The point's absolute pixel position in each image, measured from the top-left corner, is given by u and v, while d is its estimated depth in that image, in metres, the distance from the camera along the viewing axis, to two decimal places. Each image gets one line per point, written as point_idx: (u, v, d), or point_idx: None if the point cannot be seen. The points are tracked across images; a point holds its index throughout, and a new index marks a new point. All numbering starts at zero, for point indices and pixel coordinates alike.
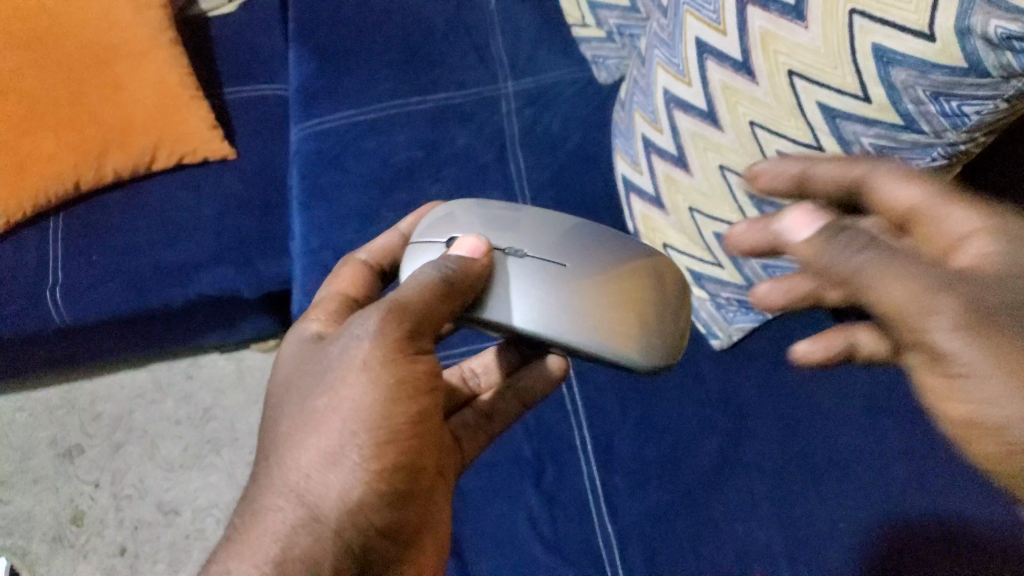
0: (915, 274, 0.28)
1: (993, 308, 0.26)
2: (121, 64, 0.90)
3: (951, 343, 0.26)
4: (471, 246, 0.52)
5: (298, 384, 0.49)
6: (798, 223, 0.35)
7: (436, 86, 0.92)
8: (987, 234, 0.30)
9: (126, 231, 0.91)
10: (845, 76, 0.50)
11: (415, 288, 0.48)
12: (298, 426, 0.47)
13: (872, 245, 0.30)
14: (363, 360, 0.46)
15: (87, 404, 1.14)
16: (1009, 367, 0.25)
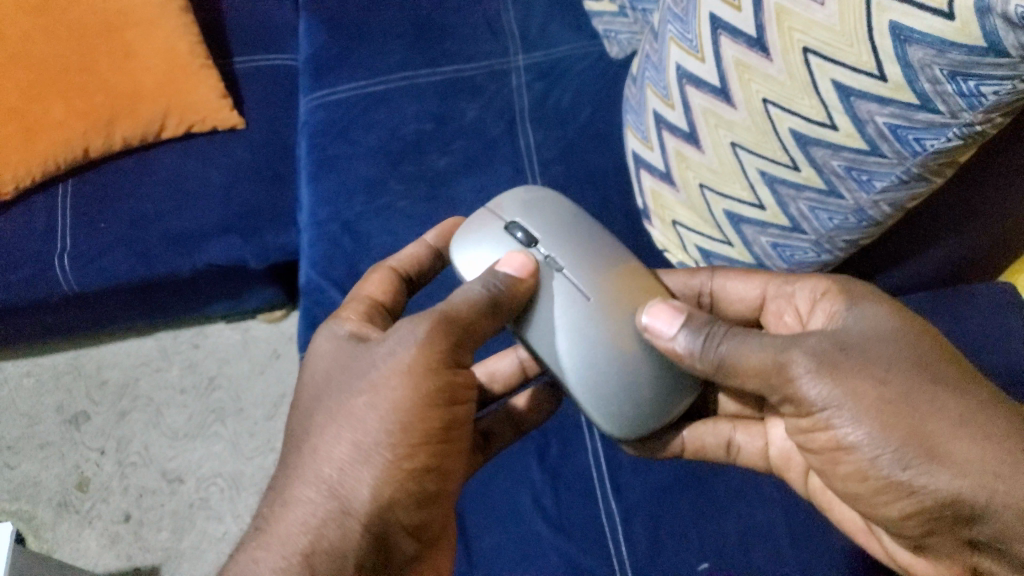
0: (769, 349, 0.47)
1: (834, 353, 0.46)
2: (131, 31, 0.89)
3: (811, 385, 0.45)
4: (517, 263, 0.53)
5: (337, 379, 0.51)
6: (667, 321, 0.52)
7: (446, 58, 0.91)
8: (827, 296, 0.52)
9: (134, 198, 0.90)
10: (860, 54, 0.49)
11: (465, 305, 0.50)
12: (333, 420, 0.49)
13: (726, 337, 0.49)
14: (407, 364, 0.48)
15: (94, 371, 1.16)
16: (844, 389, 0.45)
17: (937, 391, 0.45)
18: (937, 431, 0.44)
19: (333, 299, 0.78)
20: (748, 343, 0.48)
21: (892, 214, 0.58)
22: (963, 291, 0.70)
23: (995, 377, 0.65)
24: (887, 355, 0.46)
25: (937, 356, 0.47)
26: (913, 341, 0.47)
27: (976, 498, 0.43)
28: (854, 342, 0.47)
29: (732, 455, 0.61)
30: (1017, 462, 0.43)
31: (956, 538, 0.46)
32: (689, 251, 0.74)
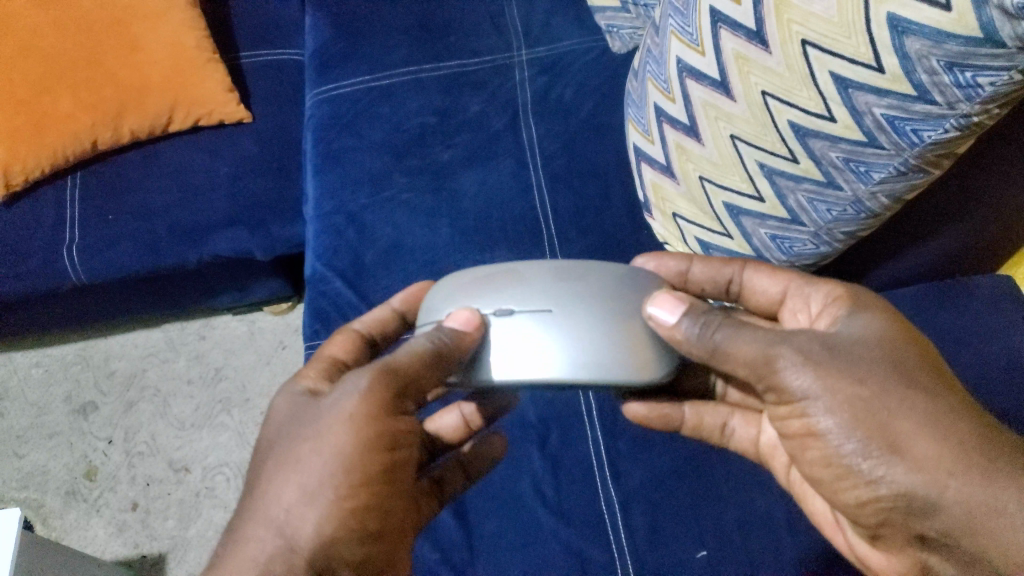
0: (760, 338, 0.46)
1: (825, 347, 0.45)
2: (139, 24, 0.90)
3: (796, 376, 0.44)
4: (463, 318, 0.51)
5: (287, 430, 0.49)
6: (667, 307, 0.50)
7: (450, 53, 0.92)
8: (837, 304, 0.50)
9: (143, 190, 0.92)
10: (858, 46, 0.50)
11: (407, 354, 0.48)
12: (280, 466, 0.47)
13: (722, 326, 0.47)
14: (349, 413, 0.46)
15: (102, 362, 1.17)
16: (827, 383, 0.44)
17: (907, 391, 0.43)
18: (903, 428, 0.43)
19: (336, 289, 0.79)
20: (741, 330, 0.46)
21: (891, 205, 0.58)
22: (961, 283, 0.70)
23: (993, 368, 0.65)
24: (868, 355, 0.45)
25: (918, 358, 0.45)
26: (898, 346, 0.46)
27: (928, 493, 0.42)
28: (842, 342, 0.46)
29: (726, 439, 0.61)
30: (972, 464, 0.42)
31: (907, 532, 0.45)
32: (689, 243, 0.74)
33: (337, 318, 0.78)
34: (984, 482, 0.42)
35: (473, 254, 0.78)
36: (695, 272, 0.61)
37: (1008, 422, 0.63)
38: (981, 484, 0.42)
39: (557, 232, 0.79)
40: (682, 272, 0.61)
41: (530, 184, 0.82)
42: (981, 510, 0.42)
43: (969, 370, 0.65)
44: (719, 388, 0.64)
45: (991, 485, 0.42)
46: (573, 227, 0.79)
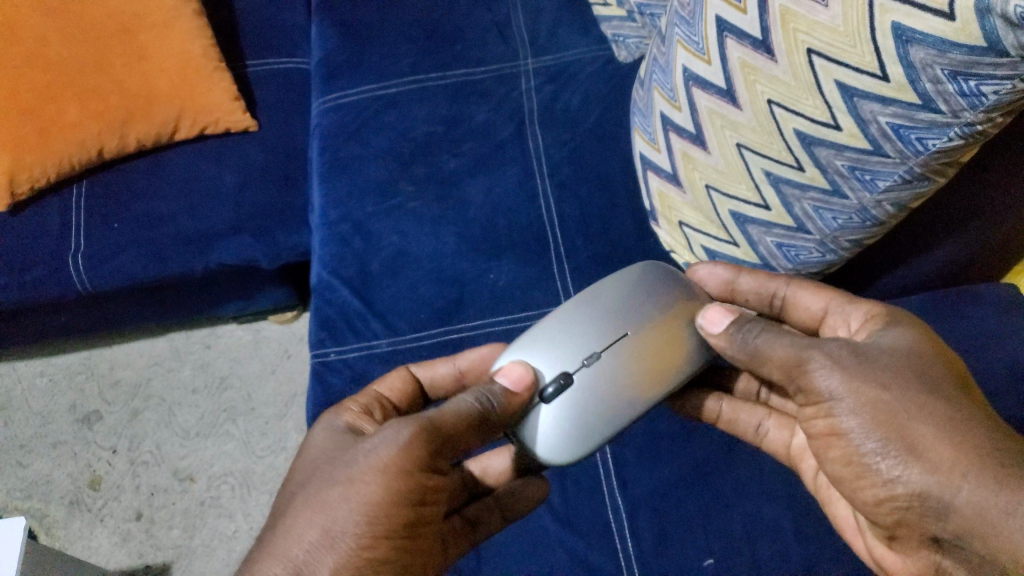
0: (796, 340, 0.49)
1: (857, 353, 0.48)
2: (146, 33, 0.91)
3: (824, 376, 0.47)
4: (516, 375, 0.55)
5: (324, 469, 0.50)
6: (715, 319, 0.56)
7: (456, 62, 0.93)
8: (876, 322, 0.52)
9: (149, 199, 0.92)
10: (863, 55, 0.50)
11: (451, 414, 0.51)
12: (309, 503, 0.48)
13: (765, 331, 0.51)
14: (386, 462, 0.47)
15: (106, 371, 1.17)
16: (851, 384, 0.46)
17: (927, 397, 0.45)
18: (920, 431, 0.44)
19: (343, 298, 0.79)
20: (779, 335, 0.50)
21: (896, 214, 0.59)
22: (966, 290, 0.71)
23: (1000, 375, 0.65)
24: (893, 364, 0.47)
25: (943, 370, 0.47)
26: (927, 359, 0.47)
27: (941, 493, 0.43)
28: (871, 350, 0.48)
29: (760, 438, 0.63)
30: (987, 467, 0.42)
31: (922, 534, 0.45)
32: (695, 251, 0.75)
33: (342, 326, 0.78)
34: (999, 486, 0.42)
35: (480, 262, 0.78)
36: (741, 285, 0.62)
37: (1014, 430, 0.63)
38: (995, 488, 0.42)
39: (563, 240, 0.79)
40: (729, 281, 0.63)
41: (537, 193, 0.82)
42: (995, 512, 0.42)
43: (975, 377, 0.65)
44: (762, 394, 0.67)
45: (1005, 491, 0.42)
46: (580, 235, 0.79)
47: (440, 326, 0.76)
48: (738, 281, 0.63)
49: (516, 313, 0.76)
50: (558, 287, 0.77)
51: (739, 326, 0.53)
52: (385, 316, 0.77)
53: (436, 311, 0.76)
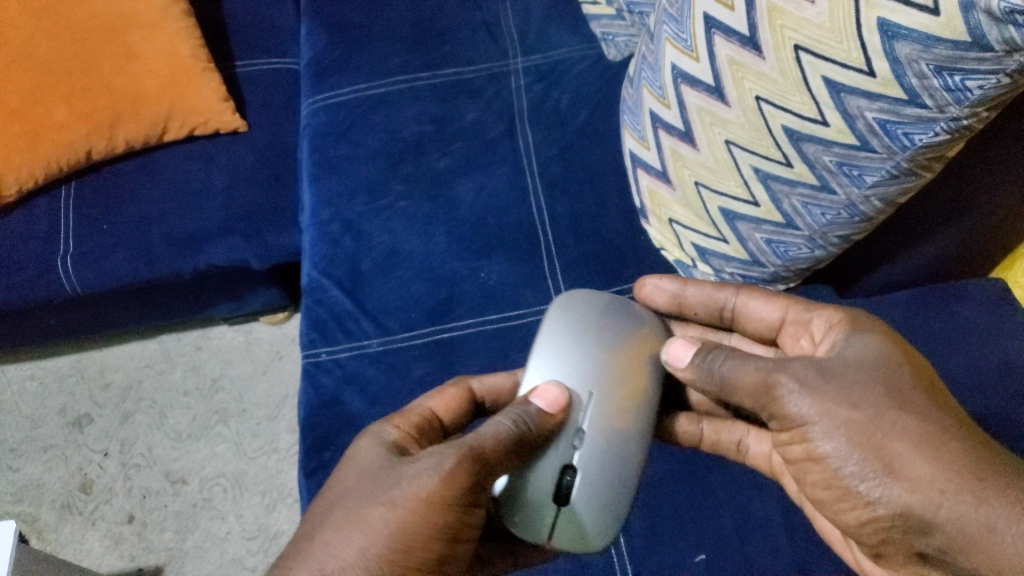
0: (761, 365, 0.50)
1: (825, 371, 0.48)
2: (135, 33, 0.91)
3: (796, 402, 0.47)
4: (551, 398, 0.55)
5: (363, 486, 0.49)
6: (680, 352, 0.56)
7: (446, 61, 0.93)
8: (839, 328, 0.52)
9: (138, 200, 0.92)
10: (850, 51, 0.50)
11: (495, 445, 0.50)
12: (348, 519, 0.48)
13: (731, 357, 0.52)
14: (428, 495, 0.47)
15: (97, 373, 1.17)
16: (822, 407, 0.46)
17: (899, 413, 0.45)
18: (896, 449, 0.45)
19: (333, 298, 0.79)
20: (744, 361, 0.51)
21: (884, 209, 0.59)
22: (955, 286, 0.71)
23: (987, 369, 0.66)
24: (862, 379, 0.47)
25: (911, 378, 0.47)
26: (896, 368, 0.47)
27: (923, 511, 0.44)
28: (837, 365, 0.48)
29: (743, 454, 0.64)
30: (964, 483, 0.43)
31: (908, 550, 0.47)
32: (685, 249, 0.75)
33: (333, 326, 0.77)
34: (978, 501, 0.43)
35: (471, 261, 0.78)
36: (688, 296, 0.64)
37: (1000, 424, 0.63)
38: (975, 504, 0.43)
39: (554, 238, 0.79)
40: (676, 296, 0.65)
41: (527, 191, 0.82)
42: (977, 528, 0.43)
43: (962, 372, 0.66)
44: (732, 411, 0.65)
45: (984, 504, 0.43)
46: (570, 234, 0.79)
47: (432, 325, 0.76)
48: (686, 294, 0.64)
49: (508, 311, 0.76)
50: (550, 285, 0.77)
51: (705, 356, 0.54)
52: (376, 316, 0.77)
53: (427, 310, 0.76)
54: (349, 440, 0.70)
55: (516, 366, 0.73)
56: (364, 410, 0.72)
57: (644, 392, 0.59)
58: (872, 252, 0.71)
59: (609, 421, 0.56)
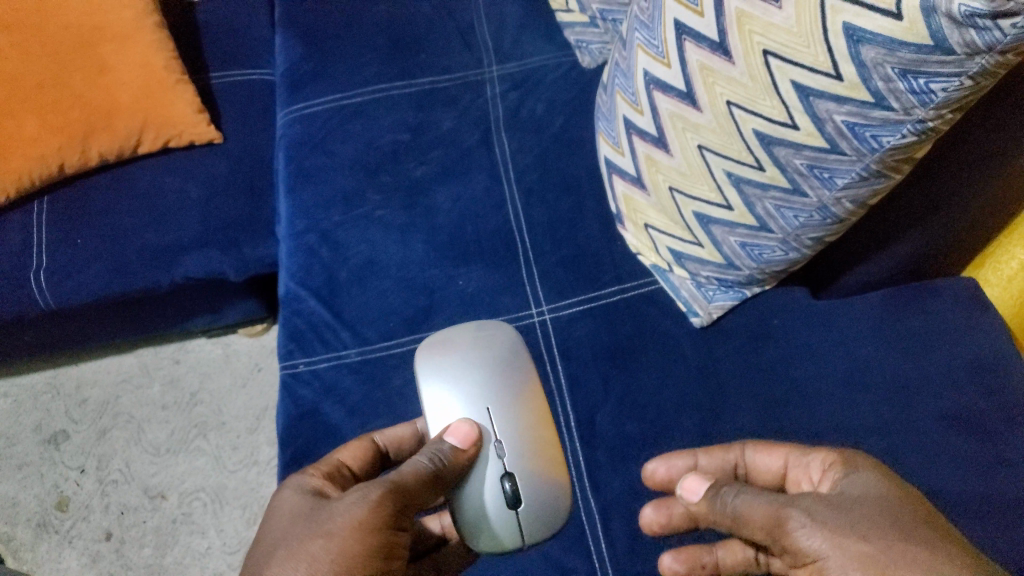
0: (769, 502, 0.49)
1: (826, 500, 0.48)
2: (107, 45, 0.90)
3: (808, 535, 0.45)
4: (463, 434, 0.57)
5: (299, 528, 0.49)
6: (692, 487, 0.57)
7: (422, 70, 0.93)
8: (835, 466, 0.52)
9: (112, 213, 0.91)
10: (817, 55, 0.51)
11: (411, 475, 0.52)
12: (289, 554, 0.47)
13: (741, 493, 0.52)
14: (360, 520, 0.48)
15: (73, 390, 1.15)
16: (829, 532, 0.45)
17: (907, 540, 0.43)
18: None
19: (311, 308, 0.78)
20: (758, 497, 0.50)
21: (855, 211, 0.60)
22: (926, 285, 0.72)
23: (960, 368, 0.66)
24: (865, 511, 0.46)
25: (911, 513, 0.45)
26: (895, 502, 0.46)
27: None
28: (844, 501, 0.47)
29: None
30: None
31: None
32: (661, 254, 0.75)
33: (311, 336, 0.77)
34: None
35: (448, 269, 0.78)
36: (701, 464, 0.62)
37: (974, 422, 0.64)
38: None
39: (532, 245, 0.80)
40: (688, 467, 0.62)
41: (504, 200, 0.83)
42: None
43: (935, 371, 0.67)
44: (760, 557, 0.60)
45: None
46: (547, 240, 0.80)
47: (411, 334, 0.75)
48: (696, 464, 0.62)
49: (487, 319, 0.76)
50: (528, 292, 0.77)
51: (717, 491, 0.54)
52: (354, 326, 0.76)
53: (405, 319, 0.76)
54: (328, 450, 0.69)
55: None
56: (343, 420, 0.71)
57: (528, 380, 0.62)
58: (847, 251, 0.72)
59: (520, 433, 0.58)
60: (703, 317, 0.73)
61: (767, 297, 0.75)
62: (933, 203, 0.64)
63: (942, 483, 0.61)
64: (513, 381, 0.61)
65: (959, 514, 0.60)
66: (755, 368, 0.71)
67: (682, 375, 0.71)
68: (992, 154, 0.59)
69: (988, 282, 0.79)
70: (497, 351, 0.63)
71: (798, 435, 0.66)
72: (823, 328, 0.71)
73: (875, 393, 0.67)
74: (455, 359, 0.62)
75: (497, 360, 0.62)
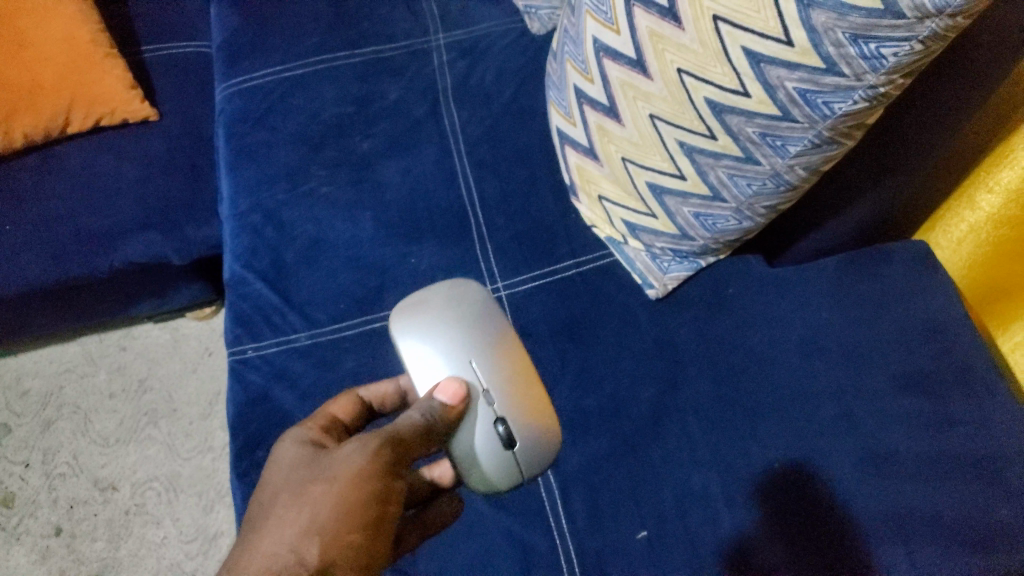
0: None
1: None
2: (24, 19, 0.85)
3: None
4: (451, 390, 0.55)
5: (299, 475, 0.46)
6: None
7: (366, 40, 0.90)
8: None
9: (41, 198, 0.86)
10: (767, 20, 0.50)
11: (408, 426, 0.49)
12: (289, 502, 0.44)
13: None
14: (359, 466, 0.44)
15: (14, 381, 1.12)
16: None
17: None
18: None
19: (257, 291, 0.75)
20: None
21: (808, 177, 0.59)
22: (879, 252, 0.73)
23: (913, 332, 0.68)
24: None
25: None
26: None
27: None
28: None
29: None
30: None
31: None
32: (615, 225, 0.74)
33: (258, 320, 0.74)
34: None
35: (400, 247, 0.76)
36: None
37: (927, 384, 0.65)
38: None
39: (485, 220, 0.78)
40: None
41: (454, 173, 0.80)
42: None
43: (888, 335, 0.68)
44: None
45: None
46: (501, 214, 0.78)
47: (362, 314, 0.73)
48: None
49: None
50: (482, 269, 0.75)
51: None
52: (303, 308, 0.74)
53: (356, 299, 0.74)
54: (280, 437, 0.67)
55: None
56: (293, 405, 0.69)
57: (503, 323, 0.61)
58: (802, 215, 0.71)
59: (504, 374, 0.57)
60: (658, 288, 0.72)
61: (723, 266, 0.74)
62: (881, 168, 0.63)
63: (896, 445, 0.63)
64: (490, 325, 0.60)
65: (910, 475, 0.61)
66: (712, 338, 0.70)
67: (639, 348, 0.71)
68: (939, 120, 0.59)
69: (938, 245, 0.80)
70: (468, 299, 0.61)
71: (757, 401, 0.66)
72: (779, 294, 0.71)
73: (829, 360, 0.67)
74: (430, 319, 0.59)
75: (470, 307, 0.60)
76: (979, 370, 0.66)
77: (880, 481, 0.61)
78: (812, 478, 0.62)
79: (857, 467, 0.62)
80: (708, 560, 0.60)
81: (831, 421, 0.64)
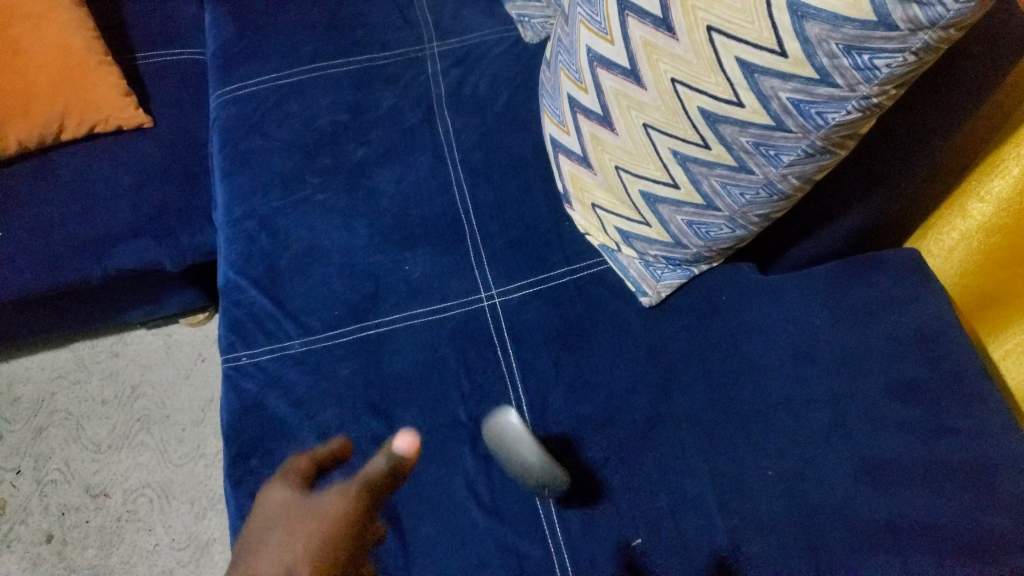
0: None
1: None
2: (18, 26, 0.85)
3: None
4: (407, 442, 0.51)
5: (281, 522, 0.47)
6: None
7: (360, 47, 0.90)
8: None
9: (34, 204, 0.86)
10: (761, 31, 0.50)
11: (378, 472, 0.50)
12: (270, 545, 0.45)
13: None
14: (332, 516, 0.46)
15: (6, 388, 1.11)
16: None
17: None
18: None
19: (251, 298, 0.75)
20: None
21: (801, 186, 0.60)
22: (871, 260, 0.73)
23: (905, 339, 0.68)
24: None
25: None
26: None
27: None
28: None
29: None
30: None
31: None
32: (609, 233, 0.74)
33: (252, 327, 0.74)
34: None
35: (394, 254, 0.76)
36: None
37: (919, 391, 0.66)
38: None
39: (479, 227, 0.78)
40: None
41: (449, 181, 0.81)
42: None
43: (880, 342, 0.68)
44: None
45: None
46: (495, 222, 0.78)
47: (357, 322, 0.73)
48: None
49: (435, 304, 0.74)
50: (476, 276, 0.75)
51: None
52: (297, 316, 0.74)
53: (351, 306, 0.74)
54: (274, 445, 0.67)
55: (446, 360, 0.71)
56: (288, 413, 0.69)
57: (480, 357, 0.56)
58: (795, 223, 0.71)
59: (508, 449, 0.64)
60: (652, 296, 0.72)
61: (717, 274, 0.74)
62: (873, 176, 0.64)
63: (888, 453, 0.63)
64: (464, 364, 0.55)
65: (902, 484, 0.62)
66: (705, 345, 0.70)
67: (633, 355, 0.71)
68: (932, 130, 0.60)
69: (930, 253, 0.80)
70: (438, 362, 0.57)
71: (751, 409, 0.66)
72: (772, 302, 0.72)
73: (822, 368, 0.67)
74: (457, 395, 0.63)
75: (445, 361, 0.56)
76: (971, 377, 0.67)
77: (873, 488, 0.61)
78: (804, 485, 0.62)
79: (850, 475, 0.62)
80: (704, 567, 0.60)
81: (824, 430, 0.64)
